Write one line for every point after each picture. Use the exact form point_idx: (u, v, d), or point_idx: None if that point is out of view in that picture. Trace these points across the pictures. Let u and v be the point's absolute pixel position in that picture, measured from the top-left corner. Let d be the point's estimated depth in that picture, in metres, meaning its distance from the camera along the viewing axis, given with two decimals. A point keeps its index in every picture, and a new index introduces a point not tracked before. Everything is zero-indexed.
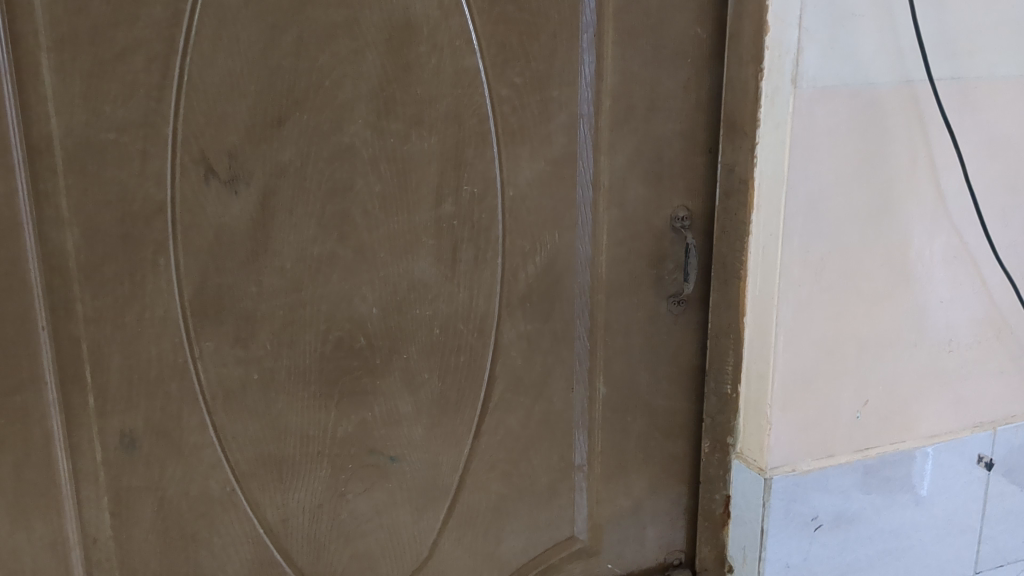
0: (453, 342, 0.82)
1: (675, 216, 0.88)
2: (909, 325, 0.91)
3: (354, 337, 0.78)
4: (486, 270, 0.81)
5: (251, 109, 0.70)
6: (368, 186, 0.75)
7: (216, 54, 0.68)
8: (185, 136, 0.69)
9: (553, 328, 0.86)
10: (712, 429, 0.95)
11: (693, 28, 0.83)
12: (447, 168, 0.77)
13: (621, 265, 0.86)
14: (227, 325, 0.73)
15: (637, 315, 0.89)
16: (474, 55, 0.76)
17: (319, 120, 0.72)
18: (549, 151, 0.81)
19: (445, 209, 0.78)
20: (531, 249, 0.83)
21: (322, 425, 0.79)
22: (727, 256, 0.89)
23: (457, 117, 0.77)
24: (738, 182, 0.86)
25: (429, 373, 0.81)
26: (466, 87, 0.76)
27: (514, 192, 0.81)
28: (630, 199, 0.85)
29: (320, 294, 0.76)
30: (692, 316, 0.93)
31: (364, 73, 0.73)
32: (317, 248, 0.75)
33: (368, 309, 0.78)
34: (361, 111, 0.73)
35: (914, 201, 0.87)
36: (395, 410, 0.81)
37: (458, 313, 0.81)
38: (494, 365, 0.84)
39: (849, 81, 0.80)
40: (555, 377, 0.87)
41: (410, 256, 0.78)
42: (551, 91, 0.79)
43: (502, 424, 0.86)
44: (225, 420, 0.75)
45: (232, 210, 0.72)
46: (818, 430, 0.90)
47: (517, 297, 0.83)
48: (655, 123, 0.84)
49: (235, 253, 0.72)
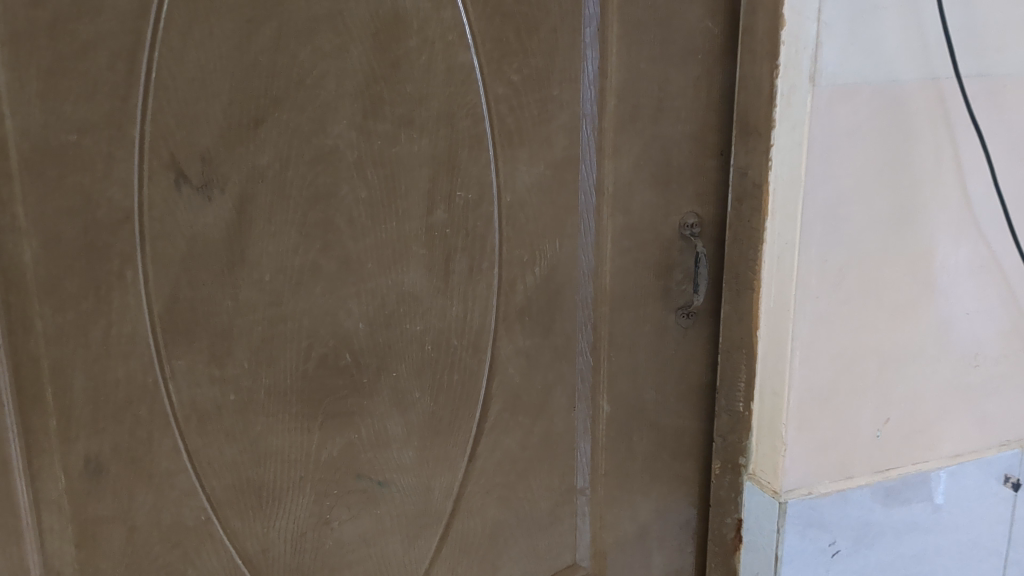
0: (447, 359, 0.76)
1: (684, 223, 0.82)
2: (933, 338, 0.85)
3: (339, 355, 0.72)
4: (482, 282, 0.76)
5: (225, 109, 0.65)
6: (353, 193, 0.70)
7: (187, 49, 0.63)
8: (154, 138, 0.63)
9: (553, 343, 0.80)
10: (724, 450, 0.90)
11: (704, 22, 0.78)
12: (439, 173, 0.72)
13: (627, 275, 0.81)
14: (201, 342, 0.68)
15: (643, 328, 0.83)
16: (469, 51, 0.70)
17: (300, 121, 0.67)
18: (549, 154, 0.75)
19: (438, 216, 0.73)
20: (530, 258, 0.77)
21: (305, 449, 0.73)
22: (739, 265, 0.84)
23: (450, 118, 0.71)
24: (752, 187, 0.81)
25: (420, 393, 0.76)
26: (459, 85, 0.71)
27: (512, 198, 0.75)
28: (636, 205, 0.80)
29: (301, 308, 0.70)
30: (703, 329, 0.87)
31: (349, 70, 0.67)
32: (298, 259, 0.69)
33: (354, 324, 0.72)
34: (345, 112, 0.68)
35: (940, 207, 0.81)
36: (383, 432, 0.75)
37: (452, 328, 0.75)
38: (490, 384, 0.78)
39: (871, 79, 0.74)
40: (557, 396, 0.81)
41: (400, 267, 0.72)
42: (552, 89, 0.74)
43: (499, 446, 0.80)
44: (199, 443, 0.70)
45: (206, 218, 0.66)
46: (836, 450, 0.85)
47: (515, 311, 0.77)
48: (664, 124, 0.79)
49: (209, 265, 0.67)
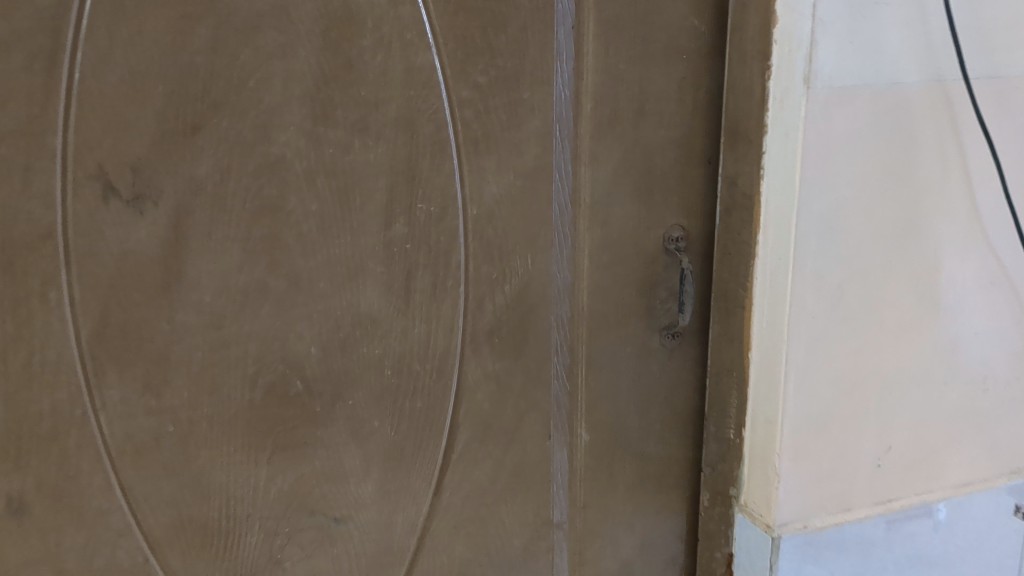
0: (408, 385, 0.70)
1: (668, 237, 0.76)
2: (940, 360, 0.79)
3: (288, 381, 0.66)
4: (447, 301, 0.70)
5: (158, 114, 0.59)
6: (303, 205, 0.64)
7: (113, 48, 0.57)
8: (78, 147, 0.58)
9: (526, 367, 0.74)
10: (714, 480, 0.83)
11: (689, 20, 0.72)
12: (398, 183, 0.66)
13: (606, 293, 0.74)
14: (135, 369, 0.62)
15: (625, 351, 0.77)
16: (430, 51, 0.64)
17: (242, 128, 0.61)
18: (519, 163, 0.69)
19: (396, 230, 0.67)
20: (499, 275, 0.71)
21: (253, 483, 0.68)
22: (730, 282, 0.78)
23: (410, 124, 0.65)
24: (743, 198, 0.74)
25: (380, 422, 0.70)
26: (418, 88, 0.65)
27: (478, 211, 0.69)
28: (616, 217, 0.73)
29: (246, 331, 0.64)
30: (690, 351, 0.81)
31: (296, 71, 0.61)
32: (243, 278, 0.63)
33: (305, 348, 0.66)
34: (292, 117, 0.62)
35: (947, 219, 0.75)
36: (339, 465, 0.69)
37: (413, 351, 0.69)
38: (456, 411, 0.72)
39: (871, 81, 0.68)
40: (530, 423, 0.75)
41: (355, 286, 0.66)
42: (522, 91, 0.68)
43: (468, 478, 0.74)
44: (134, 479, 0.64)
45: (138, 234, 0.60)
46: (835, 481, 0.79)
47: (483, 333, 0.71)
48: (646, 129, 0.72)
49: (143, 286, 0.61)
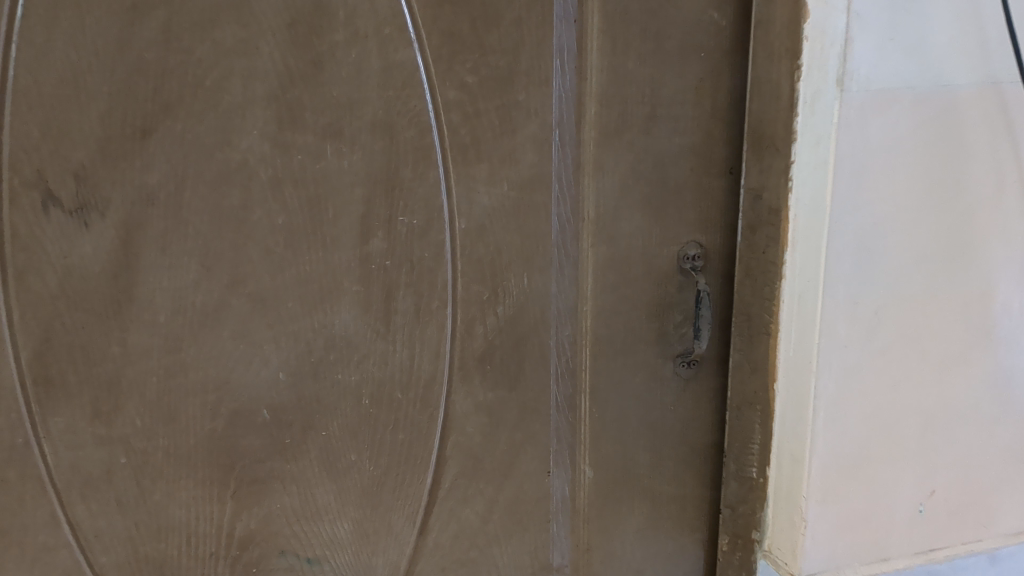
0: (388, 416, 0.63)
1: (684, 254, 0.69)
2: (992, 395, 0.71)
3: (254, 410, 0.60)
4: (432, 324, 0.63)
5: (103, 116, 0.53)
6: (268, 218, 0.58)
7: (52, 43, 0.51)
8: (14, 152, 0.52)
9: (522, 397, 0.67)
10: (732, 522, 0.75)
11: (708, 13, 0.64)
12: (376, 194, 0.59)
13: (612, 317, 0.68)
14: (83, 396, 0.57)
15: (635, 379, 0.70)
16: (411, 47, 0.58)
17: (198, 132, 0.55)
18: (513, 172, 0.63)
19: (375, 246, 0.60)
20: (491, 296, 0.64)
21: (216, 521, 0.62)
22: (752, 307, 0.70)
23: (389, 128, 0.58)
24: (769, 214, 0.67)
25: (358, 456, 0.64)
26: (399, 88, 0.58)
27: (468, 225, 0.62)
28: (623, 233, 0.66)
29: (205, 355, 0.59)
30: (709, 381, 0.73)
31: (258, 69, 0.55)
32: (201, 297, 0.58)
33: (272, 375, 0.60)
34: (255, 120, 0.56)
35: (1003, 239, 0.67)
36: (313, 501, 0.64)
37: (394, 379, 0.63)
38: (443, 444, 0.66)
39: (914, 83, 0.60)
40: (527, 457, 0.69)
41: (328, 306, 0.60)
42: (516, 93, 0.61)
43: (456, 517, 0.68)
44: (84, 515, 0.59)
45: (83, 247, 0.55)
46: (868, 528, 0.71)
47: (474, 359, 0.65)
48: (658, 136, 0.65)
49: (89, 305, 0.56)
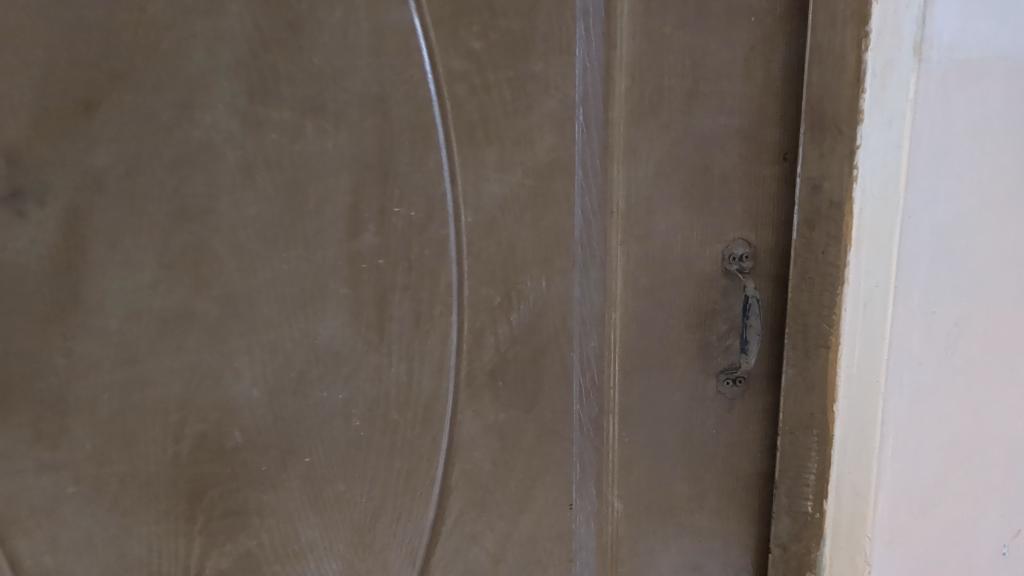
0: (383, 440, 0.55)
1: (729, 254, 0.59)
2: None
3: (223, 433, 0.52)
4: (433, 334, 0.54)
5: (39, 82, 0.44)
6: (238, 207, 0.49)
7: None
8: None
9: (539, 417, 0.58)
10: (784, 563, 0.65)
11: None
12: (366, 181, 0.51)
13: (646, 325, 0.59)
14: (23, 416, 0.48)
15: (672, 399, 0.61)
16: (406, 7, 0.49)
17: (155, 106, 0.46)
18: (529, 156, 0.54)
19: (366, 242, 0.51)
20: (503, 301, 0.55)
21: (182, 560, 0.53)
22: (810, 315, 0.59)
23: (382, 102, 0.50)
24: (830, 208, 0.57)
25: (347, 486, 0.55)
26: (392, 56, 0.49)
27: (476, 218, 0.53)
28: (658, 230, 0.58)
29: (166, 368, 0.50)
30: (757, 402, 0.63)
31: (225, 31, 0.46)
32: (160, 301, 0.49)
33: (246, 391, 0.52)
34: (222, 92, 0.47)
35: None
36: (295, 538, 0.55)
37: (391, 396, 0.54)
38: (448, 472, 0.57)
39: (1005, 52, 0.53)
40: (545, 487, 0.60)
41: (312, 313, 0.51)
42: (532, 63, 0.52)
43: (462, 556, 0.59)
44: (28, 552, 0.50)
45: (19, 239, 0.45)
46: (942, 566, 0.63)
47: (483, 375, 0.56)
48: (699, 116, 0.56)
49: (27, 309, 0.46)
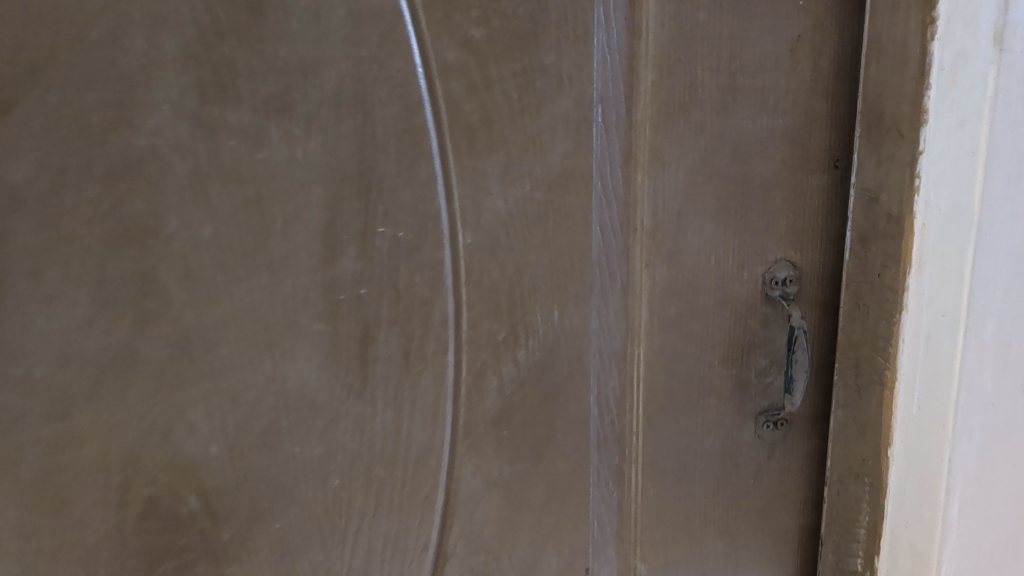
0: (367, 502, 0.46)
1: (772, 279, 0.52)
2: None
3: (178, 498, 0.42)
4: (426, 376, 0.46)
5: None
6: (190, 226, 0.39)
7: None
8: None
9: (551, 469, 0.50)
10: None
11: None
12: (344, 196, 0.42)
13: (673, 363, 0.51)
14: None
15: (704, 442, 0.53)
16: None
17: (83, 105, 0.36)
18: (539, 166, 0.46)
19: (343, 268, 0.43)
20: (508, 336, 0.47)
21: None
22: (862, 347, 0.51)
23: (362, 102, 0.41)
24: (889, 223, 0.49)
25: (325, 556, 0.46)
26: (374, 46, 0.41)
27: (476, 239, 0.45)
28: (688, 250, 0.50)
29: (108, 424, 0.39)
30: (803, 445, 0.56)
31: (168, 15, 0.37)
32: (97, 341, 0.38)
33: (203, 447, 0.42)
34: (167, 89, 0.37)
35: None
36: None
37: (375, 450, 0.45)
38: (444, 536, 0.48)
39: None
40: (558, 548, 0.51)
41: (280, 355, 0.42)
42: (542, 54, 0.44)
43: None
44: None
45: None
46: None
47: (486, 423, 0.48)
48: (737, 115, 0.49)
49: None
